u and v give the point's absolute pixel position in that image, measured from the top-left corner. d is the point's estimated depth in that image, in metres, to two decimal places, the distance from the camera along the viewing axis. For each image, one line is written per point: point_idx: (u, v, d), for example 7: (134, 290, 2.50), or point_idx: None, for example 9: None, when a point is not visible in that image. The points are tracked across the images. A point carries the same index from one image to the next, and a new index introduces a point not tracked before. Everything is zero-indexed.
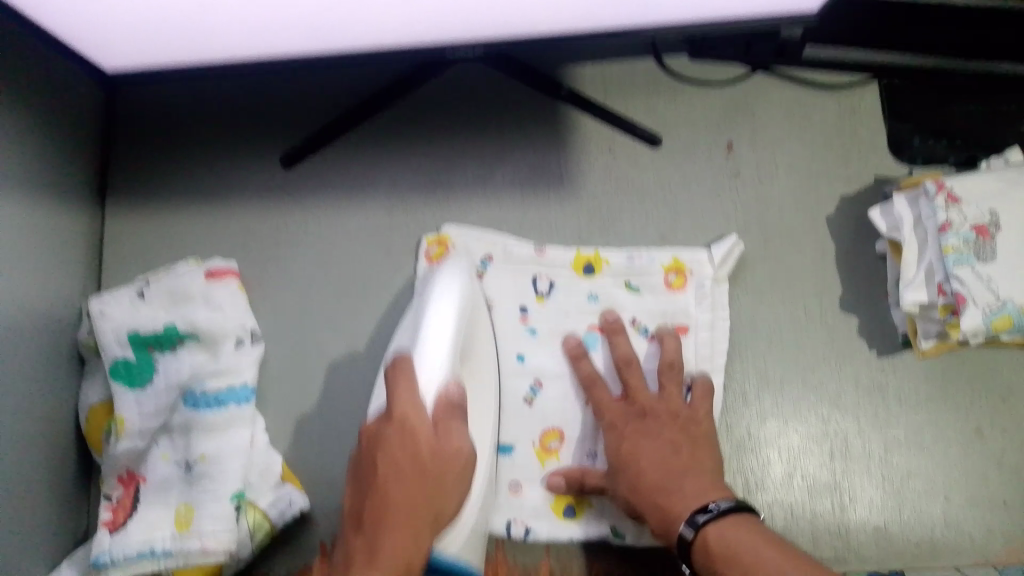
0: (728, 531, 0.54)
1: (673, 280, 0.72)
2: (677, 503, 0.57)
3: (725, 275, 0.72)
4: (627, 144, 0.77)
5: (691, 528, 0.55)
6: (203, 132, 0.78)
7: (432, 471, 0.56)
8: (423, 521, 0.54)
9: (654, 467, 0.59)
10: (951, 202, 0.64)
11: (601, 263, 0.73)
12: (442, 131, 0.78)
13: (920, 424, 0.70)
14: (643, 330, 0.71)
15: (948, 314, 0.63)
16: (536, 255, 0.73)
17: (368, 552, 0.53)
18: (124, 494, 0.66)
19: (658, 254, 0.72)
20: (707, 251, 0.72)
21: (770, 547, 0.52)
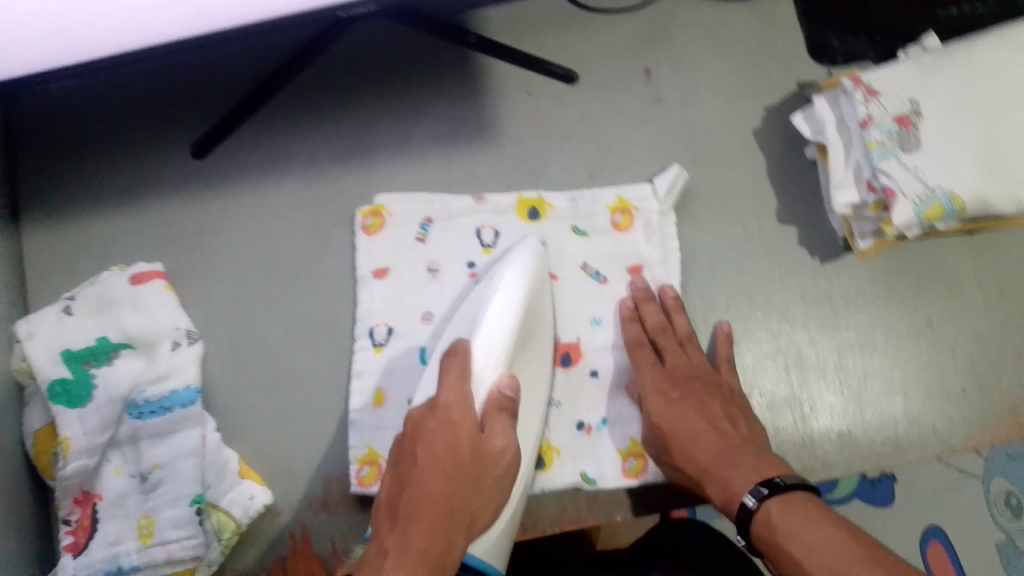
0: (790, 509, 0.53)
1: (619, 221, 0.71)
2: (734, 479, 0.57)
3: (671, 209, 0.71)
4: (546, 85, 0.75)
5: (754, 497, 0.54)
6: (108, 132, 0.75)
7: (471, 467, 0.57)
8: (456, 522, 0.55)
9: (707, 446, 0.60)
10: (870, 96, 0.63)
11: (545, 208, 0.71)
12: (354, 97, 0.75)
13: (871, 323, 0.69)
14: (594, 273, 0.70)
15: (881, 210, 0.62)
16: (475, 204, 0.72)
17: (399, 548, 0.53)
18: (82, 515, 0.64)
19: (602, 194, 0.71)
20: (651, 184, 0.71)
21: (834, 528, 0.51)
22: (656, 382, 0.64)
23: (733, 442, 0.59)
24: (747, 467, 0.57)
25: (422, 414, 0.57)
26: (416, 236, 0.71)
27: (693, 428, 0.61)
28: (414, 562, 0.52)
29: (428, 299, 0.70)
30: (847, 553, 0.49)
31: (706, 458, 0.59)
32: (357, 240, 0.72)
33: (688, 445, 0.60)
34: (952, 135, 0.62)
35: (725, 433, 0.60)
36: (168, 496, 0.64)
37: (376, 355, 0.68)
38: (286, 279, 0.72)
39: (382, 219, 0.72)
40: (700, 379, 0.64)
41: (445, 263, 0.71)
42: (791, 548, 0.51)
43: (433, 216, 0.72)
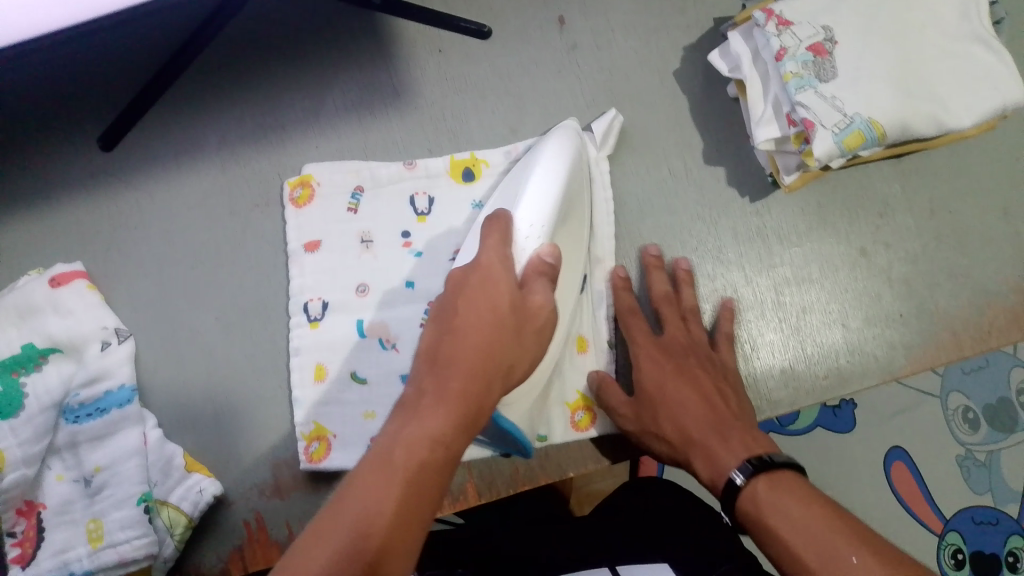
0: (778, 488, 0.49)
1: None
2: (723, 453, 0.54)
3: (607, 156, 0.69)
4: (458, 42, 0.73)
5: (744, 473, 0.51)
6: (7, 132, 0.72)
7: (511, 318, 0.49)
8: (495, 370, 0.47)
9: (698, 419, 0.57)
10: (783, 27, 0.62)
11: (479, 166, 0.70)
12: (262, 71, 0.73)
13: (806, 255, 0.69)
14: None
15: (802, 143, 0.61)
16: (407, 169, 0.70)
17: (436, 392, 0.44)
18: (27, 526, 0.62)
19: (539, 144, 0.70)
20: (588, 129, 0.69)
21: (820, 507, 0.47)
22: (651, 353, 0.63)
23: (723, 415, 0.57)
24: (737, 438, 0.54)
25: (458, 288, 0.50)
26: (348, 207, 0.70)
27: (685, 401, 0.59)
28: (470, 352, 0.46)
29: (363, 271, 0.68)
30: (834, 526, 0.45)
31: (698, 429, 0.57)
32: (286, 214, 0.70)
33: (678, 410, 0.59)
34: (867, 59, 0.61)
35: (716, 405, 0.58)
36: (114, 498, 0.63)
37: (313, 331, 0.67)
38: (211, 266, 0.70)
39: (311, 189, 0.70)
40: (696, 353, 0.63)
41: (379, 232, 0.69)
42: (775, 524, 0.47)
43: (362, 185, 0.70)
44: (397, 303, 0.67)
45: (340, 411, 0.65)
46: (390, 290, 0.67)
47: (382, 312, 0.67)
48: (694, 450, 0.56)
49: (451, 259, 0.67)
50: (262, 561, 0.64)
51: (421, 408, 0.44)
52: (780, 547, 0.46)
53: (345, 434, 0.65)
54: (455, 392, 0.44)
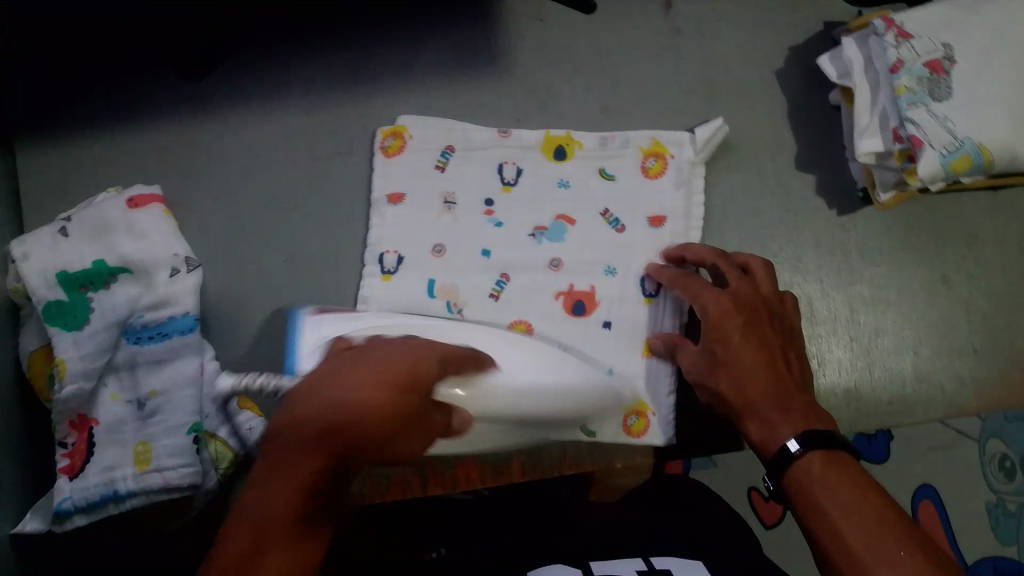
0: (834, 467, 0.45)
1: (651, 166, 0.68)
2: (780, 425, 0.48)
3: (704, 160, 0.68)
4: (560, 14, 0.72)
5: (800, 441, 0.46)
6: (101, 48, 0.72)
7: (410, 399, 0.40)
8: (371, 452, 0.38)
9: (761, 382, 0.51)
10: (902, 39, 0.60)
11: (572, 145, 0.69)
12: (359, 18, 0.72)
13: (885, 276, 0.68)
14: (612, 219, 0.68)
15: (904, 161, 0.60)
16: (500, 137, 0.69)
17: (270, 478, 0.36)
18: (79, 439, 0.64)
19: (635, 136, 0.69)
20: (690, 132, 0.69)
21: (878, 497, 0.43)
22: (719, 301, 0.55)
23: (788, 387, 0.51)
24: (798, 413, 0.48)
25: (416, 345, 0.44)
26: (436, 164, 0.69)
27: (749, 362, 0.52)
28: (359, 415, 0.37)
29: (440, 231, 0.68)
30: (888, 525, 0.41)
31: (755, 394, 0.50)
32: (374, 162, 0.70)
33: (739, 373, 0.52)
34: (984, 83, 0.59)
35: (784, 372, 0.52)
36: (165, 424, 0.63)
37: (380, 284, 0.67)
38: (286, 208, 0.70)
39: (402, 142, 0.69)
40: (768, 310, 0.55)
41: (461, 195, 0.69)
42: (821, 503, 0.43)
43: (453, 145, 0.69)
44: (469, 269, 0.67)
45: None
46: (464, 255, 0.67)
47: (454, 276, 0.67)
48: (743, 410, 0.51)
49: (530, 236, 0.68)
50: None
51: (258, 477, 0.36)
52: (821, 524, 0.43)
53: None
54: (311, 449, 0.36)
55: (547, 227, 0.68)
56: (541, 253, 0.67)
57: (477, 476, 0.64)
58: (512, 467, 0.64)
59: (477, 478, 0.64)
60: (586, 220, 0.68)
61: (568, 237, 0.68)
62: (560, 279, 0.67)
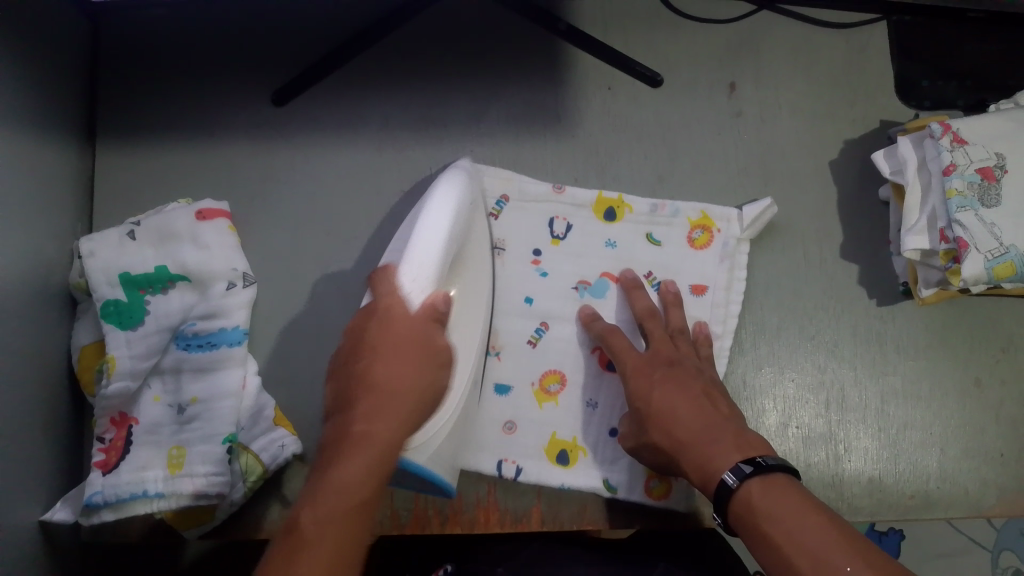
0: (772, 490, 0.48)
1: (697, 237, 0.70)
2: (716, 455, 0.52)
3: (748, 239, 0.70)
4: (628, 84, 0.74)
5: (735, 477, 0.49)
6: (190, 66, 0.76)
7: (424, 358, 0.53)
8: (406, 419, 0.51)
9: (689, 417, 0.56)
10: (957, 144, 0.62)
11: (623, 209, 0.71)
12: (437, 67, 0.75)
13: (919, 372, 0.69)
14: (655, 283, 0.70)
15: (949, 262, 0.61)
16: (554, 192, 0.71)
17: (328, 485, 0.46)
18: (117, 436, 0.65)
19: (685, 207, 0.71)
20: (738, 209, 0.70)
21: (817, 512, 0.46)
22: (635, 362, 0.62)
23: (711, 417, 0.55)
24: (729, 445, 0.52)
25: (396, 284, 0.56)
26: (490, 212, 0.71)
27: (671, 399, 0.57)
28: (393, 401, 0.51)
29: None
30: (827, 538, 0.44)
31: (703, 445, 0.53)
32: None
33: (665, 416, 0.57)
34: None
35: (711, 407, 0.57)
36: (202, 430, 0.65)
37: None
38: (344, 238, 0.72)
39: None
40: (681, 363, 0.61)
41: (512, 244, 0.71)
42: (768, 531, 0.47)
43: (508, 195, 0.71)
44: (514, 316, 0.69)
45: None
46: (508, 300, 0.70)
47: (496, 319, 0.69)
48: (697, 465, 0.53)
49: (574, 289, 0.70)
50: None
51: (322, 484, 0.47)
52: (770, 552, 0.46)
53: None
54: (370, 441, 0.48)
55: (591, 283, 0.70)
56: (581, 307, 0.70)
57: (496, 520, 0.65)
58: (529, 516, 0.65)
59: (496, 522, 0.65)
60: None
61: (610, 294, 0.70)
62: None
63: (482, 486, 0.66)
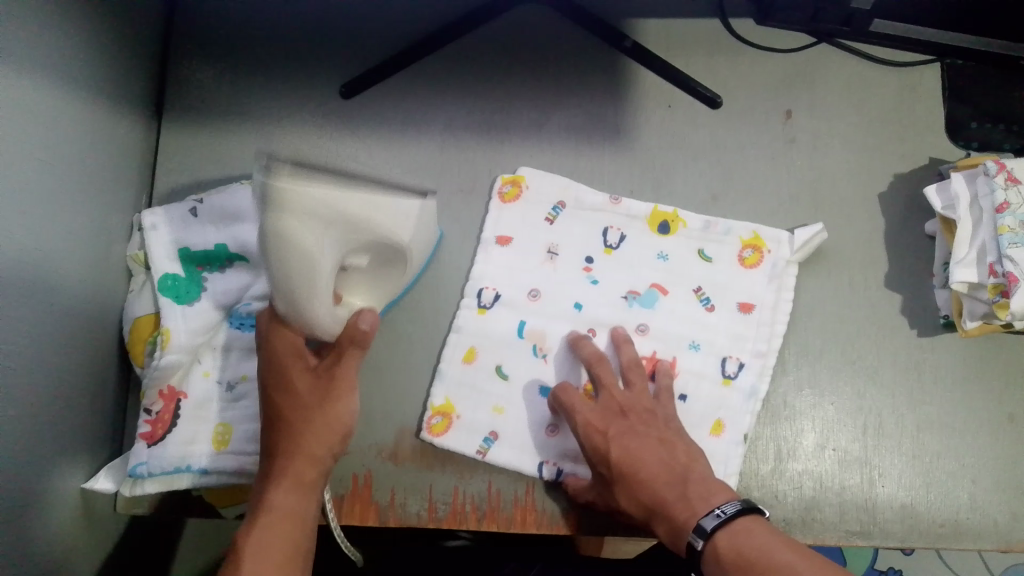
0: (739, 540, 0.50)
1: (747, 256, 0.72)
2: (684, 513, 0.54)
3: (797, 263, 0.72)
4: (686, 103, 0.76)
5: (701, 537, 0.52)
6: (260, 54, 0.77)
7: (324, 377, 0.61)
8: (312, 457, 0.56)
9: (653, 469, 0.58)
10: (1011, 183, 0.64)
11: (677, 224, 0.73)
12: (502, 73, 0.77)
13: (955, 403, 0.70)
14: (704, 298, 0.71)
15: (996, 295, 0.63)
16: (610, 203, 0.73)
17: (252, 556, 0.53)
18: (164, 409, 0.65)
19: (737, 227, 0.72)
20: (789, 233, 0.72)
21: (786, 551, 0.49)
22: (591, 416, 0.62)
23: (676, 471, 0.58)
24: (693, 498, 0.55)
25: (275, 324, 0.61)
26: (547, 217, 0.73)
27: (635, 455, 0.59)
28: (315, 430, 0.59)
29: (538, 277, 0.71)
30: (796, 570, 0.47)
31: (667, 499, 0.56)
32: (490, 206, 0.74)
33: (630, 475, 0.58)
34: None
35: (671, 460, 0.59)
36: (250, 410, 0.67)
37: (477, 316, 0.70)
38: None
39: (519, 190, 0.74)
40: (635, 412, 0.63)
41: (565, 249, 0.72)
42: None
43: (565, 202, 0.73)
44: (562, 321, 0.70)
45: (474, 397, 0.68)
46: (558, 302, 0.71)
47: (545, 321, 0.70)
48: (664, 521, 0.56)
49: (623, 298, 0.71)
50: (356, 517, 0.65)
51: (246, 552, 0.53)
52: None
53: (470, 422, 0.67)
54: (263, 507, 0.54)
55: (641, 293, 0.71)
56: (630, 316, 0.70)
57: (532, 521, 0.65)
58: (567, 519, 0.65)
59: (532, 522, 0.65)
60: (679, 292, 0.71)
61: (659, 306, 0.71)
62: (647, 342, 0.69)
63: (520, 485, 0.66)
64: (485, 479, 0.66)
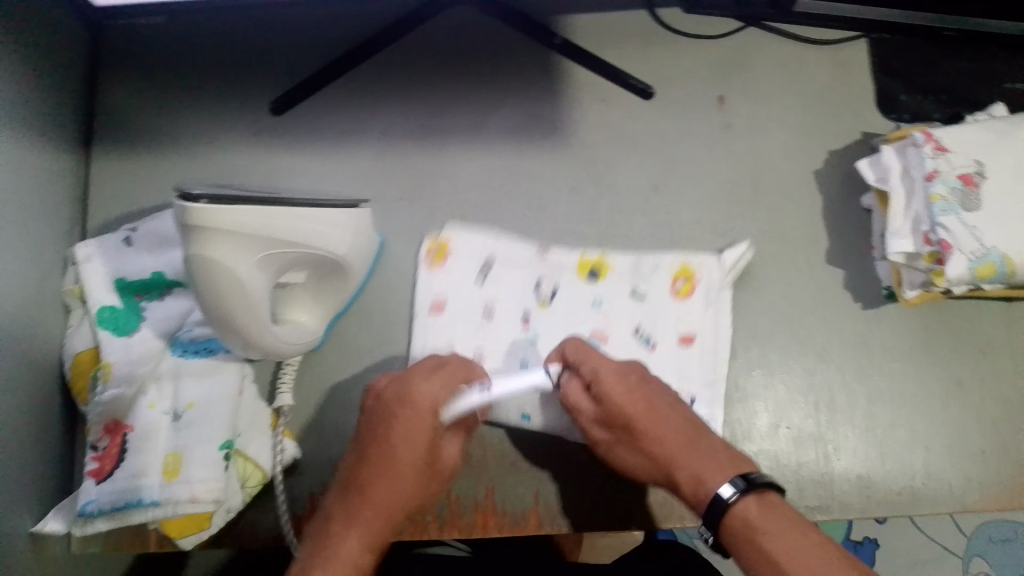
0: (767, 511, 0.51)
1: (680, 287, 0.70)
2: (709, 471, 0.53)
3: (731, 285, 0.70)
4: (621, 95, 0.76)
5: (735, 492, 0.51)
6: (188, 74, 0.76)
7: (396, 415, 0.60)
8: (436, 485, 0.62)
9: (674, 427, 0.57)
10: (939, 151, 0.65)
11: (605, 269, 0.71)
12: (436, 78, 0.77)
13: (903, 373, 0.71)
14: (643, 334, 0.69)
15: (933, 263, 0.64)
16: (538, 256, 0.71)
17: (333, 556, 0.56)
18: (111, 443, 0.65)
19: (665, 260, 0.70)
20: (718, 256, 0.70)
21: (810, 531, 0.50)
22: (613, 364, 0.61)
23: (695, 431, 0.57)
24: (719, 460, 0.54)
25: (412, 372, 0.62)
26: (477, 275, 0.70)
27: (658, 410, 0.58)
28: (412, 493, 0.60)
29: (488, 297, 0.70)
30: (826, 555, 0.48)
31: (682, 470, 0.55)
32: (418, 275, 0.71)
33: (652, 427, 0.57)
34: (1010, 202, 0.64)
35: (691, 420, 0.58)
36: (199, 435, 0.64)
37: (433, 321, 0.69)
38: None
39: (446, 253, 0.71)
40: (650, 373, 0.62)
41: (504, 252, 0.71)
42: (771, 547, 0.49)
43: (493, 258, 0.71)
44: (518, 345, 0.68)
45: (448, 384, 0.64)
46: (507, 313, 0.69)
47: (492, 335, 0.68)
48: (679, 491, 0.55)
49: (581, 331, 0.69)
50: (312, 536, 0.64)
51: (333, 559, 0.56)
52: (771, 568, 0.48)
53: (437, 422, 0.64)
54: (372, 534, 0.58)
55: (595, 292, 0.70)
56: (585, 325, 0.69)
57: (494, 524, 0.66)
58: (527, 519, 0.66)
59: (494, 526, 0.65)
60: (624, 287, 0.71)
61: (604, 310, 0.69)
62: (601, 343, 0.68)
63: (479, 489, 0.67)
64: (444, 487, 0.66)
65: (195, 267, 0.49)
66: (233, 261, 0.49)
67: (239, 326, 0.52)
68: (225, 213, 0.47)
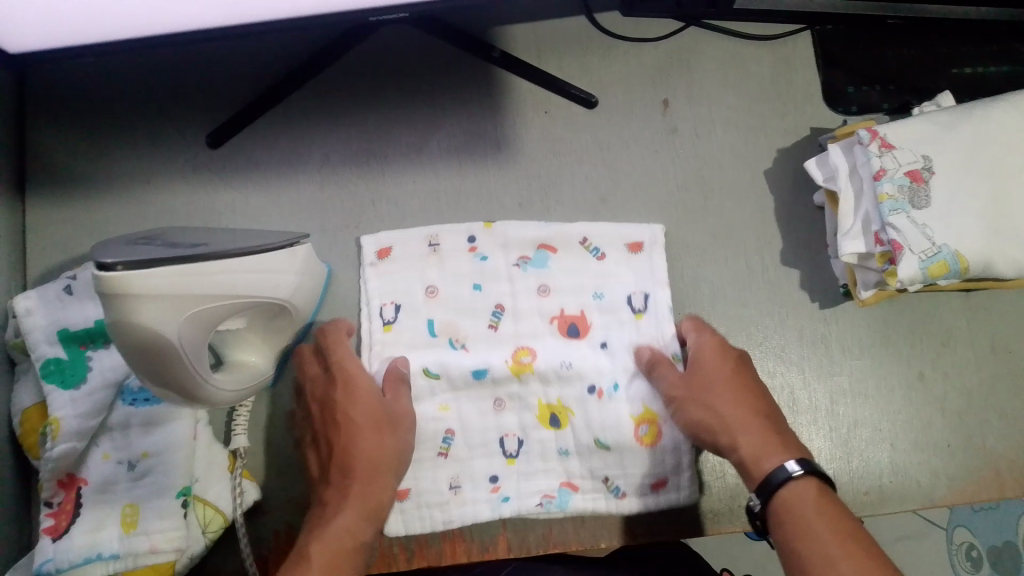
0: (804, 502, 0.52)
1: (642, 433, 0.67)
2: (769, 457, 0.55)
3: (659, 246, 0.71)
4: (564, 106, 0.75)
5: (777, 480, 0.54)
6: (119, 112, 0.74)
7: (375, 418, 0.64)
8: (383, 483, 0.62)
9: (751, 440, 0.57)
10: (885, 149, 0.64)
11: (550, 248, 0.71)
12: (372, 99, 0.75)
13: (864, 371, 0.70)
14: (592, 248, 0.71)
15: (886, 263, 0.62)
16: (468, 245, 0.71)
17: None
18: (66, 498, 0.63)
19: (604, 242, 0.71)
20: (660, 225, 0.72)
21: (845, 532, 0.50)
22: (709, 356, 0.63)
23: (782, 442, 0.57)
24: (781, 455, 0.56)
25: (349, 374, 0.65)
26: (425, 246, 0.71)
27: (747, 420, 0.58)
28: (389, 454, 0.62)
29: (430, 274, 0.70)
30: (851, 555, 0.49)
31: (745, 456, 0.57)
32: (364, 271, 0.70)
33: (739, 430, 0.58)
34: (959, 197, 0.63)
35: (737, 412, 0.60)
36: (156, 486, 0.64)
37: (378, 268, 0.70)
38: None
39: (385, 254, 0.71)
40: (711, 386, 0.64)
41: (444, 238, 0.71)
42: (801, 528, 0.51)
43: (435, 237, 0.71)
44: (463, 303, 0.70)
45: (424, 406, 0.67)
46: (455, 297, 0.70)
47: (453, 315, 0.69)
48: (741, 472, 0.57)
49: (516, 265, 0.71)
50: None
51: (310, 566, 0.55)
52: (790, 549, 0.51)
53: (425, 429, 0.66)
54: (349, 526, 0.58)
55: (531, 257, 0.71)
56: (527, 281, 0.70)
57: (463, 550, 0.66)
58: (496, 544, 0.67)
59: (463, 552, 0.66)
60: (567, 248, 0.71)
61: (553, 264, 0.71)
62: (550, 303, 0.70)
63: None
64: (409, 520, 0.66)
65: (124, 338, 0.48)
66: (160, 325, 0.48)
67: (179, 385, 0.51)
68: (144, 276, 0.46)
